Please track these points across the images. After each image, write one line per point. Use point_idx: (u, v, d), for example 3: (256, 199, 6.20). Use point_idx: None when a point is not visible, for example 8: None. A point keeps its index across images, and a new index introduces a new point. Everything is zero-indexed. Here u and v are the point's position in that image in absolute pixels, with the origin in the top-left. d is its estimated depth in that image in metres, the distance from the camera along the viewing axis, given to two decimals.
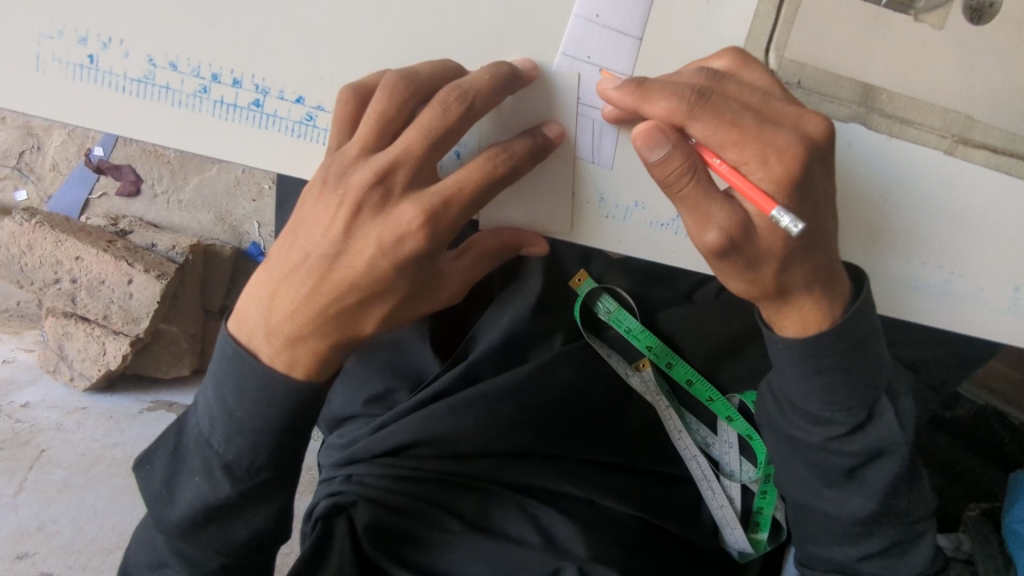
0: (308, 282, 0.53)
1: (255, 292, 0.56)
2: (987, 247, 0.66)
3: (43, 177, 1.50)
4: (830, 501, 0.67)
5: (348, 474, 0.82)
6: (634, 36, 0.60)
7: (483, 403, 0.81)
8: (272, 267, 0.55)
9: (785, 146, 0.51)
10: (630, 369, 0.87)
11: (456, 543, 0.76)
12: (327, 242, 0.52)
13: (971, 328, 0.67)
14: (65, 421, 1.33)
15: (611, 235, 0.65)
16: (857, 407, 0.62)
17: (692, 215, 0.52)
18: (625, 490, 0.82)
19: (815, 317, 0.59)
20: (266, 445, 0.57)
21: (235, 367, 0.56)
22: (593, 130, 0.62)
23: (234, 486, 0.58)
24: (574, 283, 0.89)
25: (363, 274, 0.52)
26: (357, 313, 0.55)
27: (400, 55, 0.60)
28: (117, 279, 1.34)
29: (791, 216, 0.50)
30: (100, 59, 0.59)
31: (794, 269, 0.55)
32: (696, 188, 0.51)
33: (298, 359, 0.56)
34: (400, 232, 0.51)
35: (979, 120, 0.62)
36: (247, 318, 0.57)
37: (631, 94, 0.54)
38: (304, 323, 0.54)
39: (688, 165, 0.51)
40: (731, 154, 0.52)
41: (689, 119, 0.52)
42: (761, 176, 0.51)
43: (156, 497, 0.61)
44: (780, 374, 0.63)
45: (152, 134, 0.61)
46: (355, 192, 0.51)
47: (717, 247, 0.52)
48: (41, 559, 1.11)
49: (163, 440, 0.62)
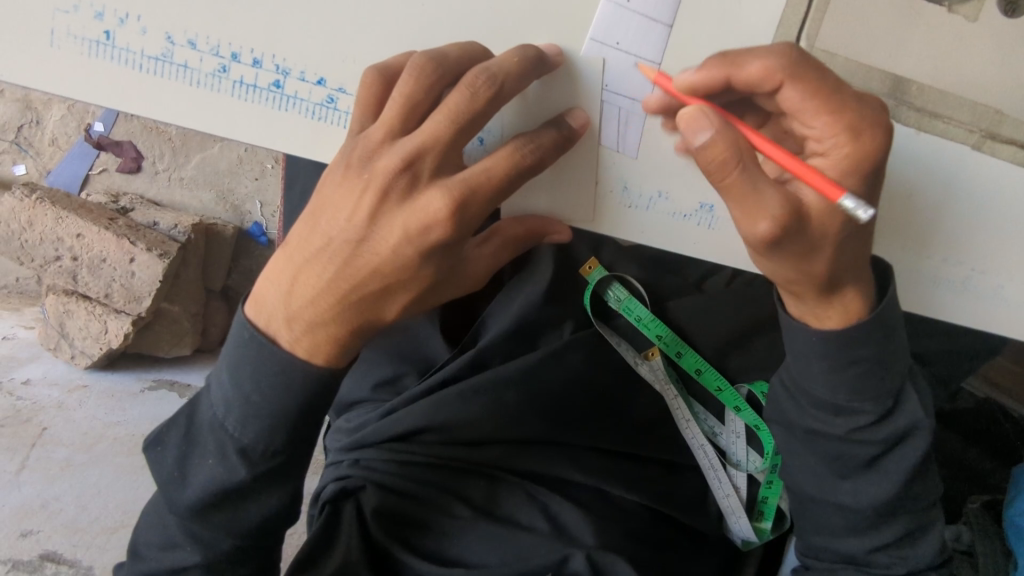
0: (333, 267, 0.53)
1: (273, 276, 0.56)
2: (1009, 244, 0.65)
3: (42, 152, 1.48)
4: (847, 493, 0.67)
5: (356, 457, 0.82)
6: (664, 23, 0.59)
7: (492, 389, 0.80)
8: (292, 250, 0.55)
9: (873, 123, 0.51)
10: (639, 358, 0.87)
11: (467, 528, 0.77)
12: (350, 228, 0.52)
13: (987, 324, 0.67)
14: (66, 399, 1.33)
15: (633, 226, 0.65)
16: (880, 398, 0.62)
17: (742, 207, 0.50)
18: (634, 479, 0.82)
19: (858, 305, 0.59)
20: (282, 429, 0.57)
21: (252, 352, 0.55)
22: (619, 119, 0.61)
23: (250, 471, 0.58)
24: (584, 271, 0.88)
25: (388, 263, 0.52)
26: (380, 300, 0.54)
27: (424, 37, 0.58)
28: (118, 257, 1.33)
29: (860, 203, 0.50)
30: (116, 36, 0.57)
31: (846, 252, 0.55)
32: (746, 177, 0.49)
33: (318, 346, 0.55)
34: (426, 221, 0.50)
35: (1009, 115, 0.61)
36: (264, 303, 0.56)
37: (716, 65, 0.54)
38: (325, 310, 0.54)
39: (735, 153, 0.48)
40: (821, 124, 0.51)
41: (786, 80, 0.50)
42: (845, 151, 0.51)
43: (170, 479, 0.60)
44: (801, 367, 0.63)
45: (168, 114, 0.59)
46: (380, 179, 0.50)
47: (770, 236, 0.50)
48: (44, 538, 1.12)
49: (174, 421, 0.62)
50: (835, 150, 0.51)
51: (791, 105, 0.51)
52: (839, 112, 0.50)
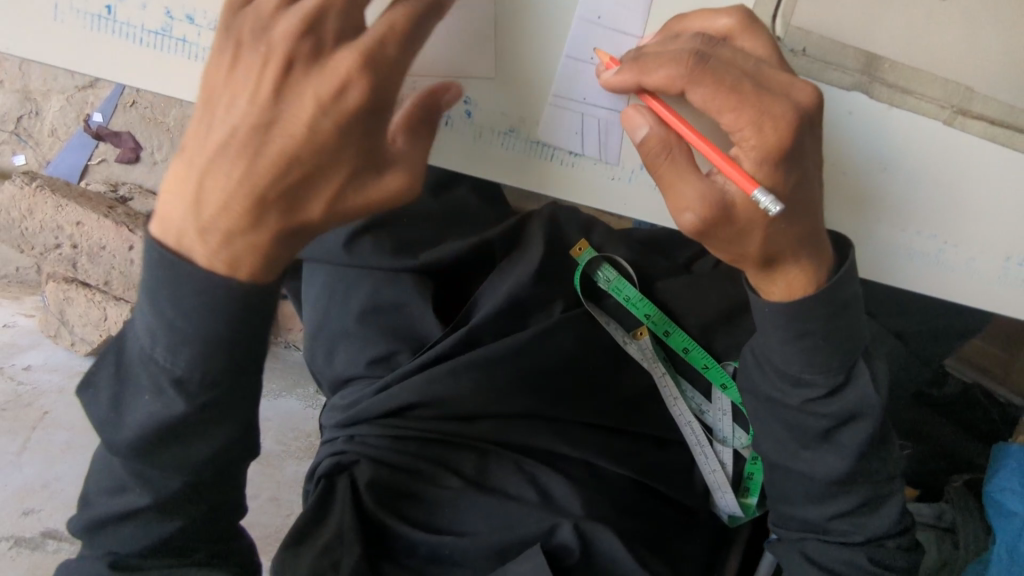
0: (241, 155, 0.50)
1: (175, 185, 0.52)
2: (980, 219, 0.67)
3: (41, 142, 1.50)
4: (806, 462, 0.68)
5: (352, 434, 0.85)
6: (633, 36, 0.67)
7: (482, 365, 0.82)
8: (190, 157, 0.51)
9: (781, 113, 0.51)
10: (628, 337, 0.89)
11: (456, 498, 0.79)
12: (254, 107, 0.50)
13: (959, 297, 0.68)
14: (67, 385, 1.35)
15: (619, 198, 0.72)
16: (834, 370, 0.64)
17: (669, 195, 0.55)
18: (621, 453, 0.84)
19: (802, 284, 0.61)
20: (221, 357, 0.54)
21: (166, 271, 0.51)
22: (600, 128, 0.69)
23: (189, 403, 0.55)
24: (574, 253, 0.89)
25: (301, 139, 0.50)
26: (298, 191, 0.51)
27: None
28: (118, 245, 1.36)
29: (770, 197, 0.51)
30: (118, 11, 0.59)
31: (780, 235, 0.56)
32: (672, 167, 0.55)
33: (239, 250, 0.52)
34: (342, 78, 0.49)
35: (978, 92, 0.63)
36: (173, 219, 0.52)
37: (630, 71, 0.58)
38: (241, 208, 0.50)
39: (664, 146, 0.55)
40: (728, 119, 0.52)
41: (689, 84, 0.53)
42: (753, 143, 0.52)
43: (106, 421, 0.57)
44: (764, 337, 0.65)
45: (168, 88, 0.61)
46: (280, 48, 0.49)
47: (694, 227, 0.54)
48: (46, 516, 1.17)
49: (104, 358, 0.58)
50: (748, 139, 0.52)
51: (698, 106, 0.53)
52: (741, 108, 0.51)
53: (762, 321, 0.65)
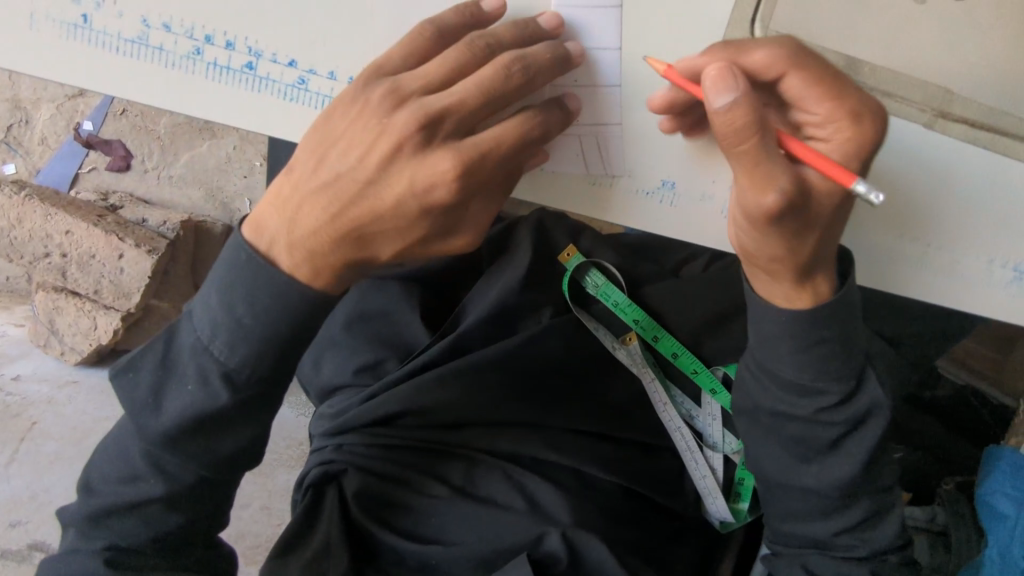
0: (334, 206, 0.55)
1: (276, 201, 0.56)
2: (965, 221, 0.66)
3: (31, 151, 1.50)
4: (811, 476, 0.68)
5: (339, 443, 0.84)
6: (613, 48, 0.61)
7: (471, 373, 0.82)
8: (295, 184, 0.56)
9: (871, 110, 0.54)
10: (617, 342, 0.88)
11: (442, 507, 0.79)
12: (361, 168, 0.54)
13: (942, 299, 0.68)
14: (57, 395, 1.35)
15: (603, 204, 0.66)
16: (845, 377, 0.63)
17: (754, 173, 0.52)
18: (610, 460, 0.84)
19: (824, 291, 0.62)
20: (268, 355, 0.58)
21: (249, 273, 0.56)
22: (598, 144, 0.64)
23: (232, 395, 0.59)
24: (562, 257, 0.90)
25: (390, 206, 0.54)
26: (374, 239, 0.56)
27: (389, 23, 0.60)
28: (107, 254, 1.34)
29: (874, 186, 0.52)
30: (94, 19, 0.59)
31: (825, 243, 0.58)
32: (762, 147, 0.51)
33: (320, 270, 0.57)
34: (433, 179, 0.53)
35: (957, 95, 0.62)
36: (265, 226, 0.57)
37: (722, 53, 0.56)
38: (327, 241, 0.55)
39: (757, 119, 0.50)
40: (823, 108, 0.54)
41: (790, 70, 0.54)
42: (846, 134, 0.54)
43: (143, 406, 0.61)
44: (770, 348, 0.64)
45: (147, 96, 0.61)
46: (397, 130, 0.52)
47: (775, 207, 0.52)
48: (34, 527, 1.16)
49: (152, 346, 0.62)
50: (834, 135, 0.55)
51: (794, 93, 0.55)
52: (840, 98, 0.54)
53: (761, 328, 0.64)
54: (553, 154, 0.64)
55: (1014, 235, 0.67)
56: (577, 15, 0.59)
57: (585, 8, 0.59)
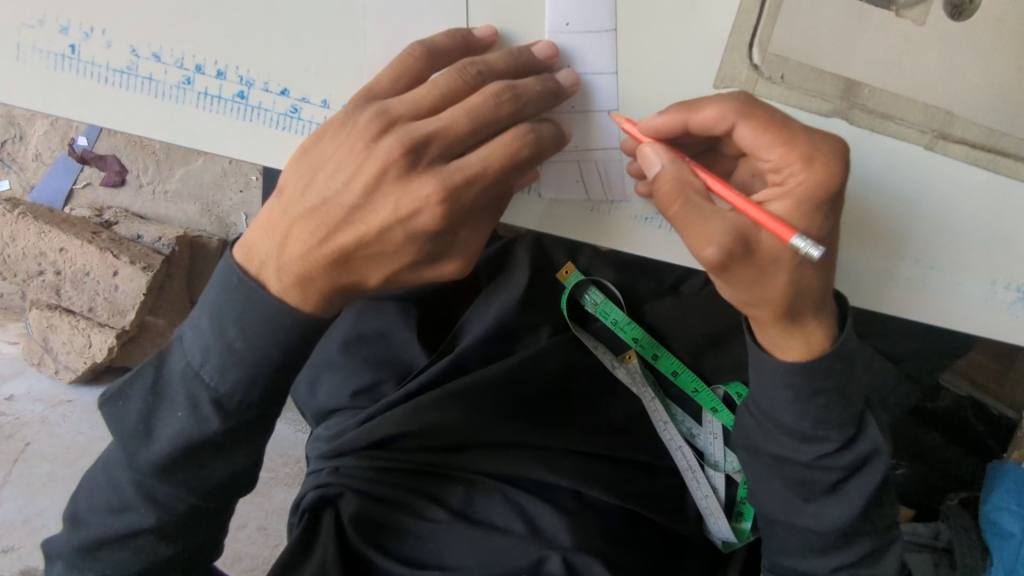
0: (321, 230, 0.52)
1: (266, 224, 0.55)
2: (966, 243, 0.66)
3: (25, 167, 1.49)
4: (811, 516, 0.67)
5: (336, 466, 0.83)
6: (609, 72, 0.60)
7: (470, 394, 0.81)
8: (284, 205, 0.54)
9: (826, 152, 0.53)
10: (616, 361, 0.87)
11: (441, 532, 0.77)
12: (346, 193, 0.52)
13: (945, 322, 0.67)
14: (51, 413, 1.35)
15: (598, 228, 0.65)
16: (846, 424, 0.63)
17: (690, 232, 0.53)
18: (610, 481, 0.82)
19: (820, 335, 0.60)
20: (260, 379, 0.57)
21: (240, 299, 0.55)
22: (596, 169, 0.63)
23: (222, 422, 0.58)
24: (562, 275, 0.89)
25: (375, 233, 0.52)
26: (362, 264, 0.54)
27: (383, 48, 0.59)
28: (102, 271, 1.32)
29: (811, 243, 0.52)
30: (82, 49, 0.58)
31: (802, 287, 0.56)
32: (693, 205, 0.53)
33: (309, 294, 0.55)
34: (417, 206, 0.51)
35: (958, 116, 0.62)
36: (256, 250, 0.55)
37: (675, 114, 0.57)
38: (315, 266, 0.53)
39: (682, 182, 0.54)
40: (776, 154, 0.54)
41: (739, 120, 0.54)
42: (801, 179, 0.54)
43: (134, 434, 0.60)
44: (770, 395, 0.63)
45: (137, 126, 0.60)
46: (382, 154, 0.50)
47: (716, 261, 0.52)
48: (25, 553, 1.16)
49: (140, 373, 0.60)
50: (790, 181, 0.54)
51: (746, 142, 0.55)
52: (791, 144, 0.53)
53: (758, 368, 0.63)
54: (547, 179, 0.63)
55: (1015, 256, 0.66)
56: (571, 42, 0.59)
57: (578, 34, 0.59)
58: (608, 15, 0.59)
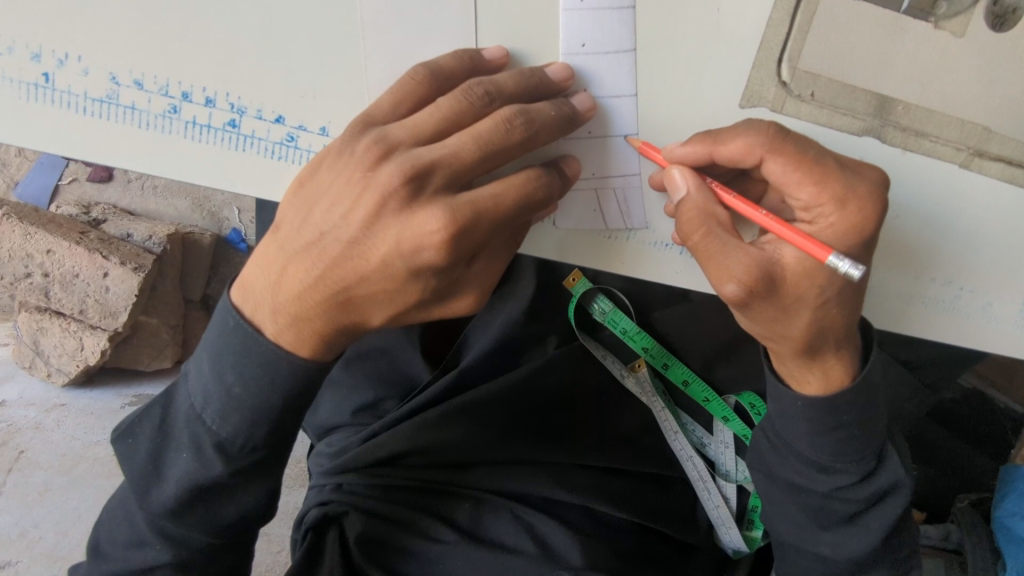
0: (319, 266, 0.49)
1: (262, 261, 0.51)
2: (996, 261, 0.63)
3: (9, 163, 1.43)
4: (827, 544, 0.64)
5: (338, 483, 0.80)
6: (629, 94, 0.57)
7: (474, 411, 0.79)
8: (278, 241, 0.50)
9: (863, 193, 0.51)
10: (625, 370, 0.84)
11: (449, 553, 0.75)
12: (344, 227, 0.48)
13: (975, 343, 0.65)
14: (45, 420, 1.32)
15: (614, 255, 0.62)
16: (866, 458, 0.61)
17: (711, 267, 0.51)
18: (623, 497, 0.80)
19: (839, 375, 0.58)
20: (264, 423, 0.54)
21: (237, 343, 0.52)
22: (617, 196, 0.60)
23: (227, 466, 0.55)
24: (568, 283, 0.82)
25: (374, 269, 0.48)
26: (364, 303, 0.50)
27: (387, 67, 0.55)
28: (91, 273, 1.27)
29: (850, 262, 0.49)
30: (57, 77, 0.54)
31: (827, 321, 0.53)
32: (713, 241, 0.51)
33: (305, 336, 0.52)
34: (420, 239, 0.47)
35: (996, 132, 0.59)
36: (252, 289, 0.52)
37: (701, 143, 0.54)
38: (312, 307, 0.50)
39: (705, 214, 0.51)
40: (808, 193, 0.51)
41: (768, 154, 0.51)
42: (832, 221, 0.51)
43: (140, 475, 0.57)
44: (788, 425, 0.61)
45: (119, 157, 0.57)
46: (381, 184, 0.46)
47: (737, 299, 0.51)
48: (24, 568, 1.15)
49: (148, 412, 0.59)
50: (826, 221, 0.52)
51: (774, 178, 0.52)
52: (822, 184, 0.50)
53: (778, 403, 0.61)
54: (564, 209, 0.59)
55: None
56: (587, 64, 0.56)
57: (594, 56, 0.55)
58: (629, 33, 0.55)
